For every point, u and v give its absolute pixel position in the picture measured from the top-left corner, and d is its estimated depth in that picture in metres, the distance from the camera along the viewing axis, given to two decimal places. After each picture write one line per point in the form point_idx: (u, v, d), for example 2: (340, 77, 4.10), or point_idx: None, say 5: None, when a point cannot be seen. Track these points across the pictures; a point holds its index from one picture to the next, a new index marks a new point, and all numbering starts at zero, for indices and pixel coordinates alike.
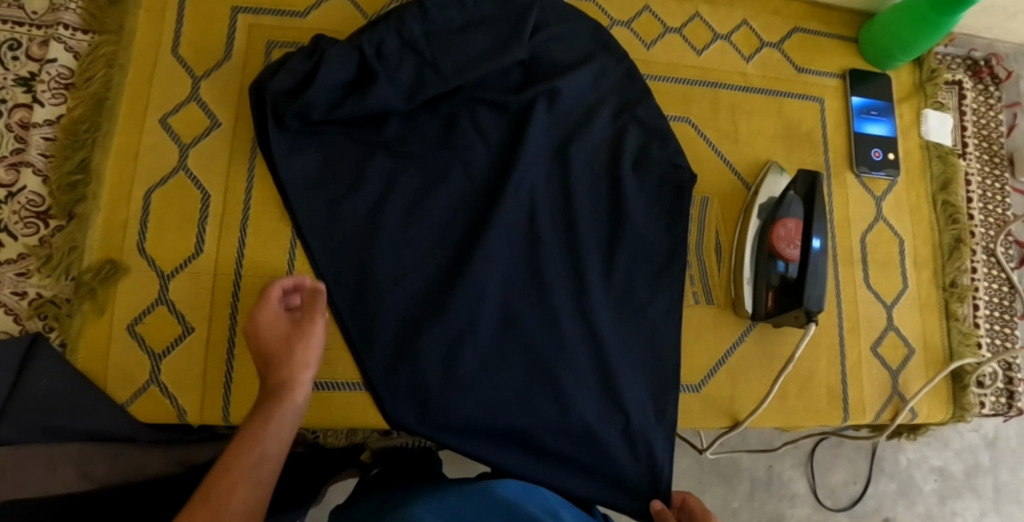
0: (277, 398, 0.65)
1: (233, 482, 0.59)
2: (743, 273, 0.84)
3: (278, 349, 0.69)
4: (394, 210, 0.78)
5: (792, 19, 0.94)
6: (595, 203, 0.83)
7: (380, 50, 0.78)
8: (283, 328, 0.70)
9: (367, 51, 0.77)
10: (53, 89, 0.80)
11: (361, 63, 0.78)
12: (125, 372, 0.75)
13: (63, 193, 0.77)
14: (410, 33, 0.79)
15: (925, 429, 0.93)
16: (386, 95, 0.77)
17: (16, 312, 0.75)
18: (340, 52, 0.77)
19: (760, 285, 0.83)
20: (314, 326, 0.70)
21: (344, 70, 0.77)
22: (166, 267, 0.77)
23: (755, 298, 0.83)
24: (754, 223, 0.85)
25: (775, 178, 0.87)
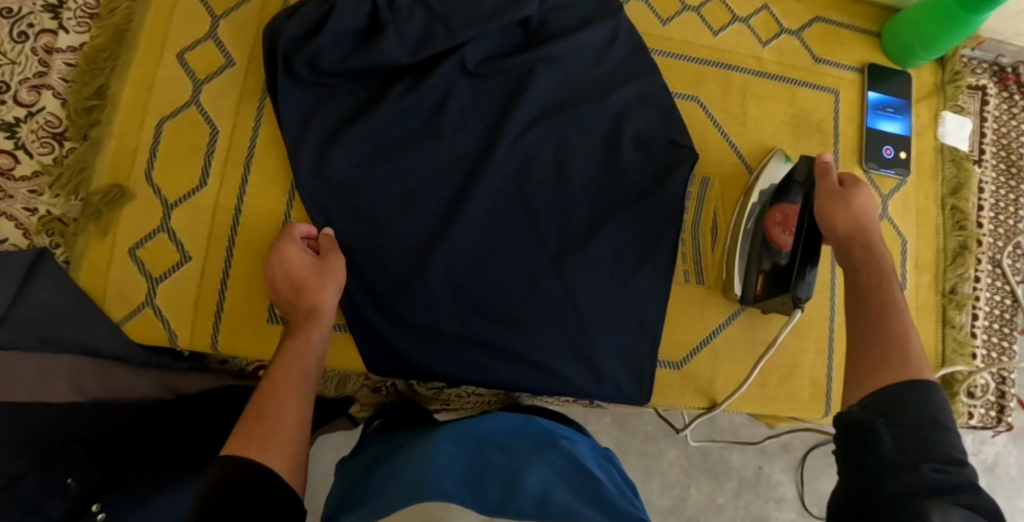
0: (311, 321, 0.71)
1: (276, 414, 0.62)
2: (734, 267, 0.84)
3: (308, 278, 0.73)
4: (395, 163, 0.80)
5: (814, 8, 0.93)
6: (593, 175, 0.84)
7: (392, 3, 0.80)
8: (308, 257, 0.74)
9: (380, 2, 0.79)
10: (78, 17, 0.83)
11: (373, 13, 0.79)
12: (123, 292, 0.78)
13: (79, 116, 0.80)
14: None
15: (910, 434, 0.92)
16: (393, 47, 0.78)
17: (26, 227, 0.78)
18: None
19: (749, 275, 0.82)
20: (337, 267, 0.74)
21: (355, 20, 0.78)
22: (170, 197, 0.79)
23: (744, 282, 0.83)
24: (741, 227, 0.84)
25: (778, 163, 0.86)
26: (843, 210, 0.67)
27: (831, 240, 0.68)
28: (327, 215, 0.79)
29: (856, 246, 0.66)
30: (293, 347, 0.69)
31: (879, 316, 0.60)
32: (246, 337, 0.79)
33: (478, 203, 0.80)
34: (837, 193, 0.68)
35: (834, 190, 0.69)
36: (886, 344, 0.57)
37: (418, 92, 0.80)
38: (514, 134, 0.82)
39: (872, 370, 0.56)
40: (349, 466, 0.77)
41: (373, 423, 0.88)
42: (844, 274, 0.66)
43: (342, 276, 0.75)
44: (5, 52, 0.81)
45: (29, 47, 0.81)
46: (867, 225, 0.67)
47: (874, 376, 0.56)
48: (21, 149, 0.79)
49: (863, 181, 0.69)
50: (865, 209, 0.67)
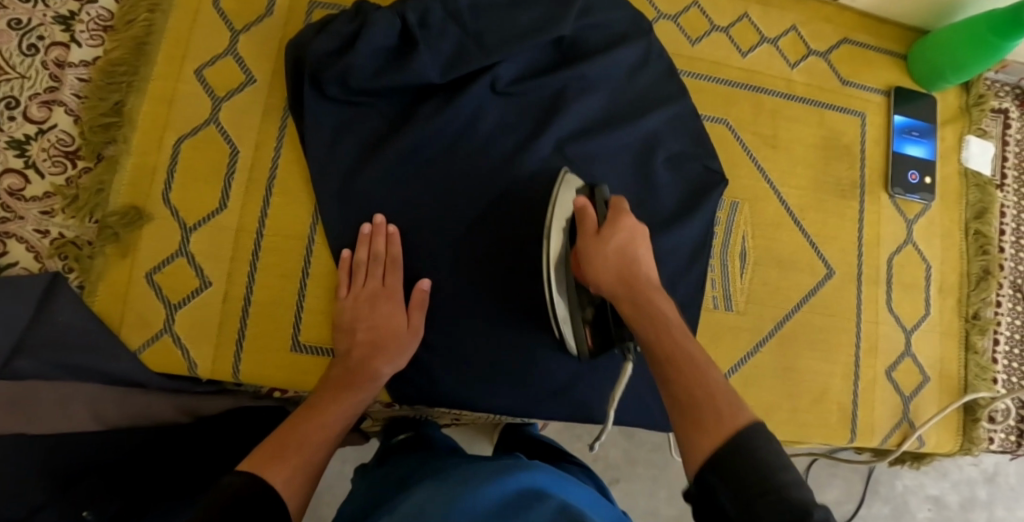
0: (358, 374, 0.71)
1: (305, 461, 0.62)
2: (555, 312, 0.71)
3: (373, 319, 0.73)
4: (424, 186, 0.78)
5: (843, 29, 0.92)
6: (624, 197, 0.82)
7: (423, 18, 0.76)
8: (380, 290, 0.75)
9: (410, 19, 0.76)
10: (91, 30, 0.79)
11: (403, 30, 0.76)
12: (142, 318, 0.75)
13: (93, 134, 0.77)
14: (455, 6, 0.77)
15: (930, 458, 0.92)
16: (425, 68, 0.76)
17: (38, 250, 0.75)
18: (385, 17, 0.75)
19: (577, 324, 0.71)
20: (393, 305, 0.74)
21: (386, 37, 0.75)
22: (189, 219, 0.76)
23: (573, 336, 0.72)
24: (554, 315, 0.71)
25: (569, 185, 0.74)
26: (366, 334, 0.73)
27: (606, 287, 0.64)
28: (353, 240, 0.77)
29: (625, 303, 0.63)
30: (332, 389, 0.70)
31: (666, 354, 0.58)
32: (269, 365, 0.76)
33: (508, 228, 0.79)
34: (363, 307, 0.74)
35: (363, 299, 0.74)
36: (702, 390, 0.55)
37: (448, 114, 0.78)
38: (545, 158, 0.80)
39: (693, 414, 0.54)
40: (367, 485, 0.73)
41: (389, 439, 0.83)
42: (628, 312, 0.62)
43: (410, 327, 0.74)
44: (15, 66, 0.78)
45: (40, 60, 0.78)
46: (386, 343, 0.72)
47: (698, 445, 0.52)
48: (32, 169, 0.76)
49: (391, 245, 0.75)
50: (640, 259, 0.65)
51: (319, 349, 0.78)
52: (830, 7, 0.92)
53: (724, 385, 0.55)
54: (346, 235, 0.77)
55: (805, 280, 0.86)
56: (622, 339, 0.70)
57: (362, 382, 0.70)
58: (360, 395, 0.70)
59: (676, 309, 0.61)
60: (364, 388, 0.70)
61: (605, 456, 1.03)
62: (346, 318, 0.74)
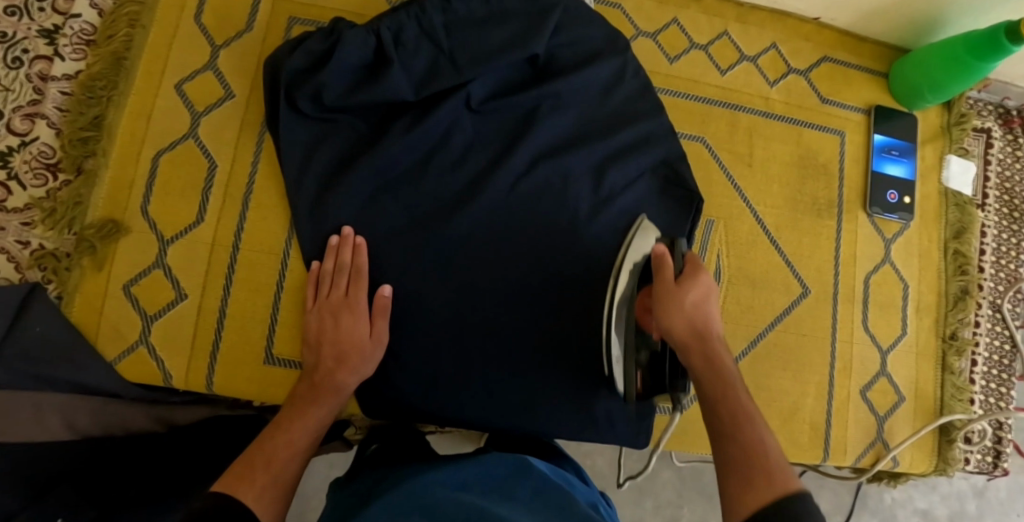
0: (323, 386, 0.72)
1: (273, 480, 0.62)
2: (611, 351, 0.72)
3: (335, 329, 0.75)
4: (399, 202, 0.79)
5: (822, 47, 0.92)
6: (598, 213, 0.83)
7: (398, 36, 0.78)
8: (342, 301, 0.76)
9: (385, 36, 0.77)
10: (74, 43, 0.81)
11: (377, 48, 0.78)
12: (118, 329, 0.76)
13: (74, 147, 0.78)
14: (430, 23, 0.78)
15: (906, 478, 0.92)
16: (397, 85, 0.77)
17: (18, 261, 0.76)
18: (357, 35, 0.76)
19: (628, 367, 0.70)
20: (355, 315, 0.75)
21: (359, 54, 0.77)
22: (166, 232, 0.78)
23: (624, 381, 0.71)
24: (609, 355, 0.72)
25: (647, 232, 0.76)
26: (329, 344, 0.74)
27: (675, 337, 0.64)
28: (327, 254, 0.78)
29: (694, 355, 0.63)
30: (297, 402, 0.71)
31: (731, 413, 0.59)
32: (242, 376, 0.78)
33: (479, 243, 0.80)
34: (328, 320, 0.75)
35: (326, 311, 0.76)
36: (749, 445, 0.57)
37: (420, 130, 0.79)
38: (519, 176, 0.81)
39: (745, 481, 0.54)
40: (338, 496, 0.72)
41: (370, 446, 0.81)
42: (696, 365, 0.63)
43: (370, 333, 0.75)
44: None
45: (25, 73, 0.80)
46: (349, 348, 0.74)
47: (744, 498, 0.53)
48: (14, 180, 0.78)
49: (355, 254, 0.76)
50: (710, 315, 0.65)
51: (292, 362, 0.79)
52: (810, 25, 0.92)
53: (772, 452, 0.56)
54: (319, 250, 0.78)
55: (779, 300, 0.86)
56: (676, 387, 0.70)
57: (327, 392, 0.72)
58: (326, 405, 0.71)
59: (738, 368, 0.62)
60: (329, 399, 0.72)
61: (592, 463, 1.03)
62: (311, 330, 0.76)
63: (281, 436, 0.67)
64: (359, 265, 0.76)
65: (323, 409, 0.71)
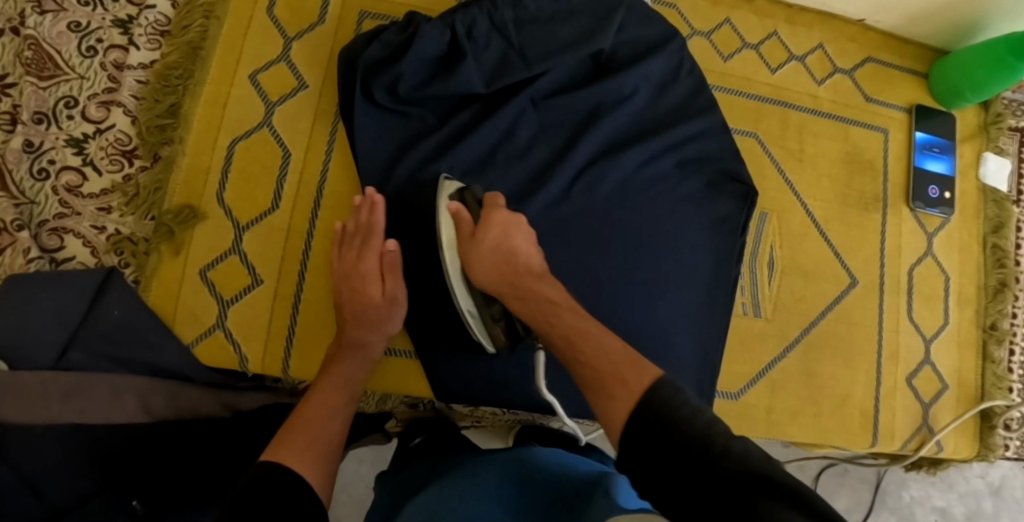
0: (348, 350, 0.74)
1: (313, 441, 0.65)
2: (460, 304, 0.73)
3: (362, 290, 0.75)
4: (468, 192, 0.81)
5: (867, 48, 0.96)
6: (655, 200, 0.85)
7: (470, 29, 0.79)
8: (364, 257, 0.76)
9: (459, 29, 0.79)
10: (149, 34, 0.82)
11: (451, 41, 0.79)
12: (194, 313, 0.77)
13: (150, 134, 0.80)
14: (501, 17, 0.80)
15: (945, 464, 0.94)
16: (469, 78, 0.78)
17: (95, 245, 0.78)
18: (434, 27, 0.78)
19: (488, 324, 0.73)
20: (361, 273, 0.75)
21: (435, 46, 0.78)
22: (242, 219, 0.79)
23: (489, 336, 0.75)
24: (462, 310, 0.73)
25: (444, 191, 0.73)
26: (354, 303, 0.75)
27: (484, 281, 0.69)
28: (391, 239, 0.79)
29: (511, 299, 0.67)
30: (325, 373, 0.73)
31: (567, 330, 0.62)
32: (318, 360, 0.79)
33: (545, 230, 0.82)
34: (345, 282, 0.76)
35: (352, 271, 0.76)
36: (619, 353, 0.59)
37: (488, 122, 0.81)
38: (585, 171, 0.83)
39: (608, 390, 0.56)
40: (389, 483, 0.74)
41: (414, 439, 0.83)
42: (515, 305, 0.67)
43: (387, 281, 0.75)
44: (74, 67, 0.80)
45: (99, 62, 0.81)
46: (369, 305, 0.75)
47: (613, 411, 0.54)
48: (89, 166, 0.79)
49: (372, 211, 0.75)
50: (515, 250, 0.69)
51: None
52: (855, 26, 0.96)
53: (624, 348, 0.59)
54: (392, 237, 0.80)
55: (829, 290, 0.89)
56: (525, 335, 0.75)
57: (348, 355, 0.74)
58: (351, 365, 0.74)
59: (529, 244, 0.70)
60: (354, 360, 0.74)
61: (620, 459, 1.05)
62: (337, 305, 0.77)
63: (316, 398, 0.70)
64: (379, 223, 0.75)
65: (349, 371, 0.73)
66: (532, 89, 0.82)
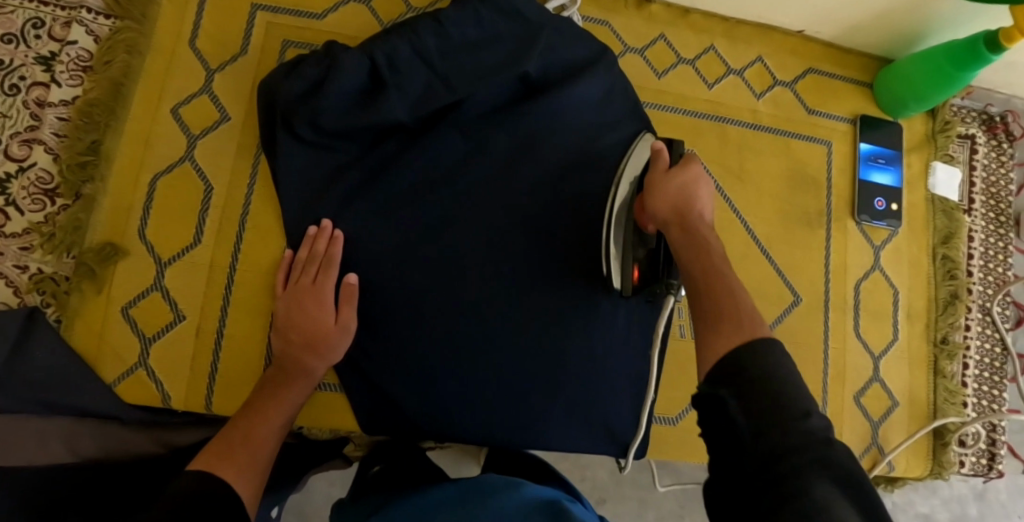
0: (289, 375, 0.74)
1: (252, 461, 0.67)
2: (611, 246, 0.74)
3: (305, 317, 0.75)
4: (395, 220, 0.79)
5: (808, 60, 0.94)
6: (581, 217, 0.83)
7: (392, 60, 0.78)
8: (310, 285, 0.76)
9: (379, 60, 0.77)
10: (71, 70, 0.82)
11: (372, 70, 0.78)
12: (116, 351, 0.77)
13: (72, 173, 0.79)
14: (423, 47, 0.79)
15: (903, 482, 0.93)
16: (393, 110, 0.77)
17: (17, 285, 0.77)
18: (353, 59, 0.76)
19: (628, 261, 0.73)
20: (309, 302, 0.75)
21: (355, 78, 0.77)
22: (164, 254, 0.78)
23: (621, 273, 0.74)
24: (609, 249, 0.75)
25: (644, 145, 0.79)
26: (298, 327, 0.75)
27: (659, 216, 0.65)
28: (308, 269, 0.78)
29: (676, 230, 0.64)
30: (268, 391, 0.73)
31: (703, 281, 0.59)
32: (242, 397, 0.78)
33: (472, 257, 0.80)
34: (287, 310, 0.76)
35: (297, 297, 0.76)
36: (722, 299, 0.56)
37: (413, 151, 0.80)
38: (514, 198, 0.82)
39: (718, 321, 0.55)
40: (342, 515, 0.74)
41: (371, 468, 0.82)
42: (680, 245, 0.63)
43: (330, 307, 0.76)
44: None
45: (21, 100, 0.81)
46: (313, 331, 0.75)
47: (715, 343, 0.53)
48: (11, 206, 0.79)
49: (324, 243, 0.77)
50: (698, 198, 0.65)
51: None
52: (795, 38, 0.94)
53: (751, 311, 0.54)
54: None
55: (772, 309, 0.88)
56: (668, 278, 0.70)
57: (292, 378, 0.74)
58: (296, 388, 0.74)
59: (717, 238, 0.62)
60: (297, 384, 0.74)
61: (593, 475, 1.04)
62: (280, 317, 0.76)
63: (270, 414, 0.71)
64: (332, 255, 0.76)
65: (294, 393, 0.74)
66: (457, 113, 0.81)
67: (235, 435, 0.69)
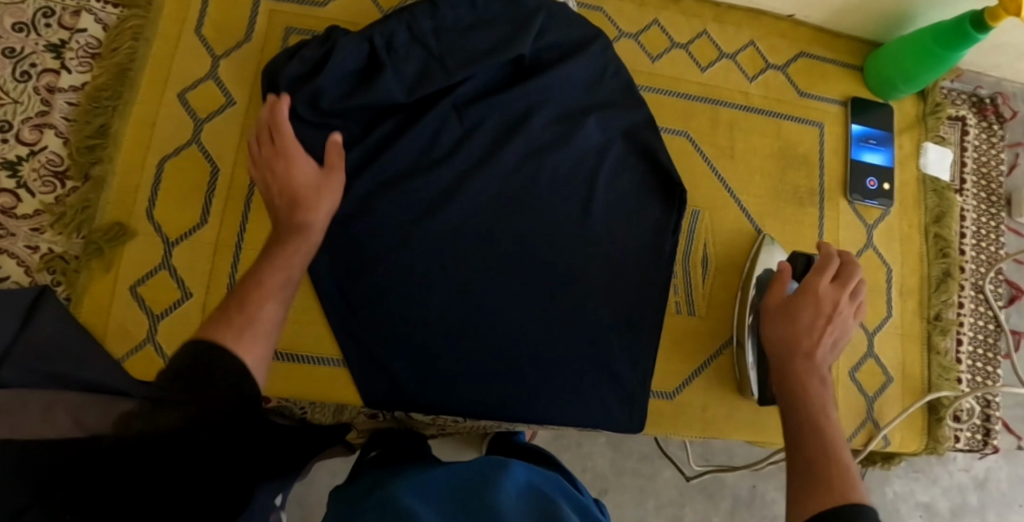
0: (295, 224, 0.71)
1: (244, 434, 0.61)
2: (748, 359, 0.84)
3: (284, 161, 0.74)
4: (396, 198, 0.81)
5: (799, 43, 0.96)
6: (574, 196, 0.85)
7: (389, 43, 0.81)
8: (278, 130, 0.75)
9: (377, 42, 0.80)
10: (80, 57, 0.84)
11: (371, 53, 0.81)
12: (125, 327, 0.78)
13: (81, 155, 0.81)
14: (420, 29, 0.81)
15: (899, 460, 0.93)
16: (389, 88, 0.80)
17: (28, 264, 0.80)
18: (352, 42, 0.79)
19: (767, 372, 0.83)
20: (286, 152, 0.74)
21: (353, 59, 0.80)
22: (172, 234, 0.80)
23: (761, 384, 0.83)
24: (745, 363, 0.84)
25: (770, 252, 0.87)
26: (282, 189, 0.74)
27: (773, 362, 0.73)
28: (311, 246, 0.80)
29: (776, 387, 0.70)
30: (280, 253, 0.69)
31: (807, 425, 0.63)
32: None
33: (470, 233, 0.83)
34: (266, 156, 0.75)
35: (270, 149, 0.75)
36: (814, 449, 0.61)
37: (411, 130, 0.82)
38: (511, 177, 0.84)
39: (810, 492, 0.57)
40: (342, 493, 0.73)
41: (370, 452, 0.83)
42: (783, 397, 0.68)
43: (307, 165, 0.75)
44: (8, 91, 0.83)
45: (32, 86, 0.83)
46: (295, 178, 0.74)
47: (822, 490, 0.56)
48: (23, 188, 0.81)
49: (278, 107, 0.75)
50: (797, 336, 0.72)
51: (293, 357, 0.81)
52: (785, 22, 0.96)
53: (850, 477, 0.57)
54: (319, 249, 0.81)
55: None
56: None
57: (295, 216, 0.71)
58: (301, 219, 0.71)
59: (829, 396, 0.67)
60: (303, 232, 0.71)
61: (593, 465, 1.05)
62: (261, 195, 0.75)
63: (281, 267, 0.68)
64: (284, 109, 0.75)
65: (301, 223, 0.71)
66: (453, 94, 0.83)
67: (240, 297, 0.64)
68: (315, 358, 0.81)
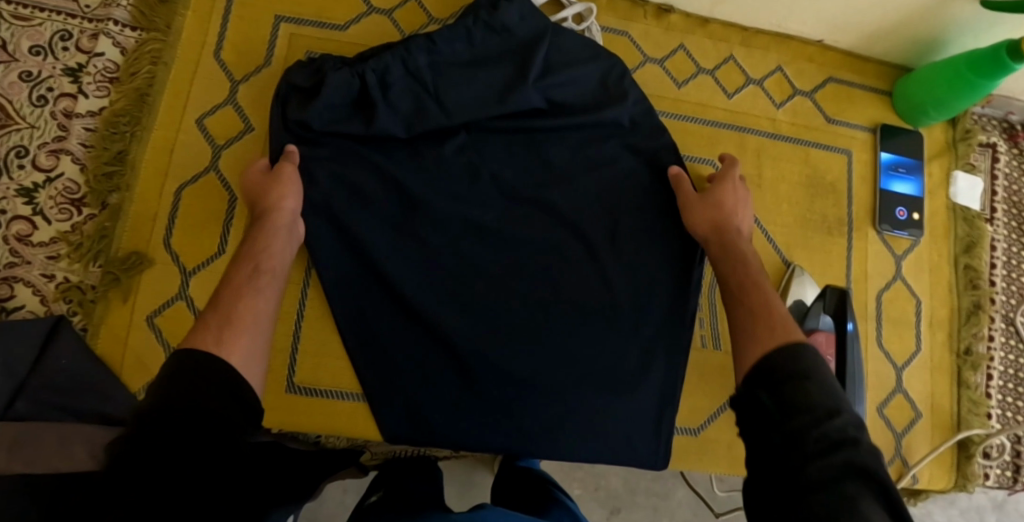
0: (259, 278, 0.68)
1: None
2: None
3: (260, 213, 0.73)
4: (416, 227, 0.80)
5: (827, 68, 0.94)
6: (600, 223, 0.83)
7: (383, 78, 0.79)
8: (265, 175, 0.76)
9: (369, 78, 0.78)
10: (98, 81, 0.83)
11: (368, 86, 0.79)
12: (141, 360, 0.77)
13: (99, 183, 0.80)
14: (415, 65, 0.79)
15: (926, 495, 0.92)
16: (386, 127, 0.78)
17: (44, 293, 0.79)
18: (341, 77, 0.78)
19: None
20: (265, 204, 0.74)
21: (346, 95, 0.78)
22: (189, 264, 0.79)
23: None
24: None
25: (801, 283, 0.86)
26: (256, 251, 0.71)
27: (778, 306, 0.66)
28: (331, 278, 0.79)
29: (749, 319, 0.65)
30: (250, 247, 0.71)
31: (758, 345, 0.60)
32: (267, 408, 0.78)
33: (493, 263, 0.81)
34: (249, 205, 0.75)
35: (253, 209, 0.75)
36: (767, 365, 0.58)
37: (431, 158, 0.81)
38: (535, 206, 0.83)
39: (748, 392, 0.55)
40: None
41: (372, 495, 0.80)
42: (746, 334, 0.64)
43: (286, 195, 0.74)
44: (25, 116, 0.81)
45: (49, 111, 0.82)
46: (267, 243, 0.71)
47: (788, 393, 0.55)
48: (39, 216, 0.80)
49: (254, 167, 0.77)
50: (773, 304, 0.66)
51: (312, 391, 0.80)
52: (814, 47, 0.94)
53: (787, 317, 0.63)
54: (339, 281, 0.79)
55: None
56: None
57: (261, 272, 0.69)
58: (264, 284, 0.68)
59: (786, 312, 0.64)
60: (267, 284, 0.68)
61: (607, 484, 1.03)
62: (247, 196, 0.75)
63: (248, 300, 0.65)
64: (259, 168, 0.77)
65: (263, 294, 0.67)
66: (473, 121, 0.81)
67: (213, 316, 0.62)
68: (337, 392, 0.80)
